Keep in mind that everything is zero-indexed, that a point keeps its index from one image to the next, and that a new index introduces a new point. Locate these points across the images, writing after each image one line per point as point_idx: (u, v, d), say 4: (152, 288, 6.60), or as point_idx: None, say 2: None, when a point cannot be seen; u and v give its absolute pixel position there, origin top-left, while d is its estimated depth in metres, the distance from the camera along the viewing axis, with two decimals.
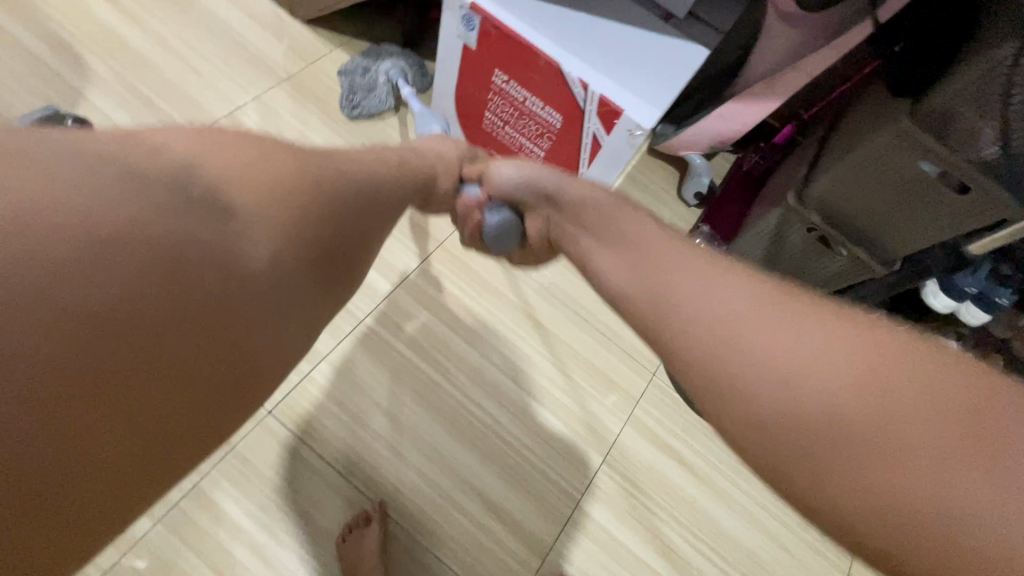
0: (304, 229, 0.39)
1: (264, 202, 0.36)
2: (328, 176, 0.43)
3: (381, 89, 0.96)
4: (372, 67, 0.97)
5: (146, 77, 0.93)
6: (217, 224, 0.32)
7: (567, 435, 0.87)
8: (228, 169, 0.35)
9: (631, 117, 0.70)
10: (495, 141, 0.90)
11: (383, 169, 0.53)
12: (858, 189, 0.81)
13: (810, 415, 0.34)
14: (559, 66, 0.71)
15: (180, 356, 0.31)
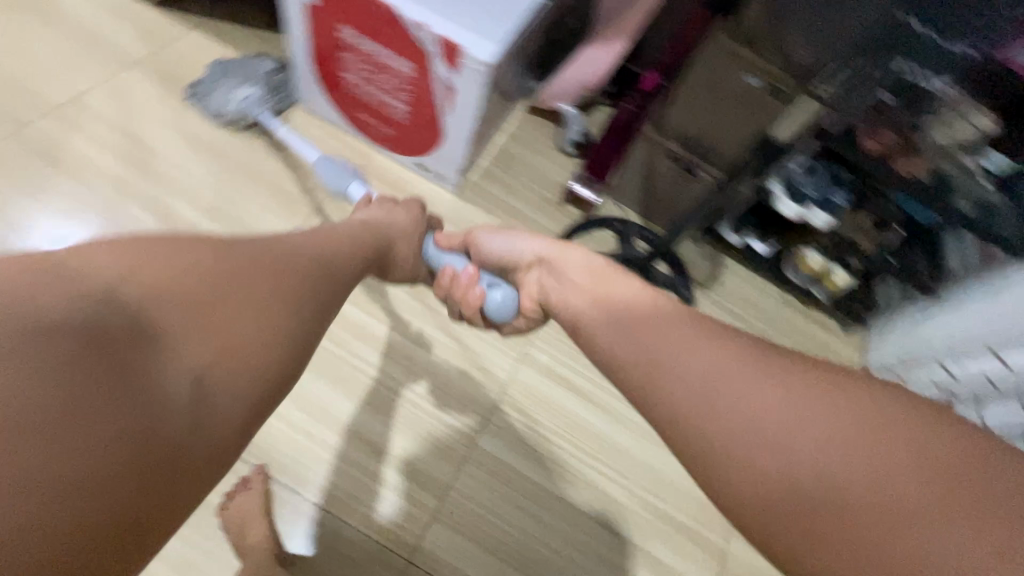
0: (235, 322, 0.44)
1: (194, 310, 0.42)
2: (256, 269, 0.49)
3: (228, 113, 0.92)
4: (224, 86, 0.92)
5: None
6: (150, 347, 0.38)
7: (462, 381, 0.90)
8: (155, 283, 0.41)
9: (471, 54, 0.73)
10: (361, 102, 0.91)
11: (325, 249, 0.59)
12: (703, 113, 0.89)
13: (751, 441, 0.39)
14: (396, 10, 0.73)
15: (119, 419, 0.36)
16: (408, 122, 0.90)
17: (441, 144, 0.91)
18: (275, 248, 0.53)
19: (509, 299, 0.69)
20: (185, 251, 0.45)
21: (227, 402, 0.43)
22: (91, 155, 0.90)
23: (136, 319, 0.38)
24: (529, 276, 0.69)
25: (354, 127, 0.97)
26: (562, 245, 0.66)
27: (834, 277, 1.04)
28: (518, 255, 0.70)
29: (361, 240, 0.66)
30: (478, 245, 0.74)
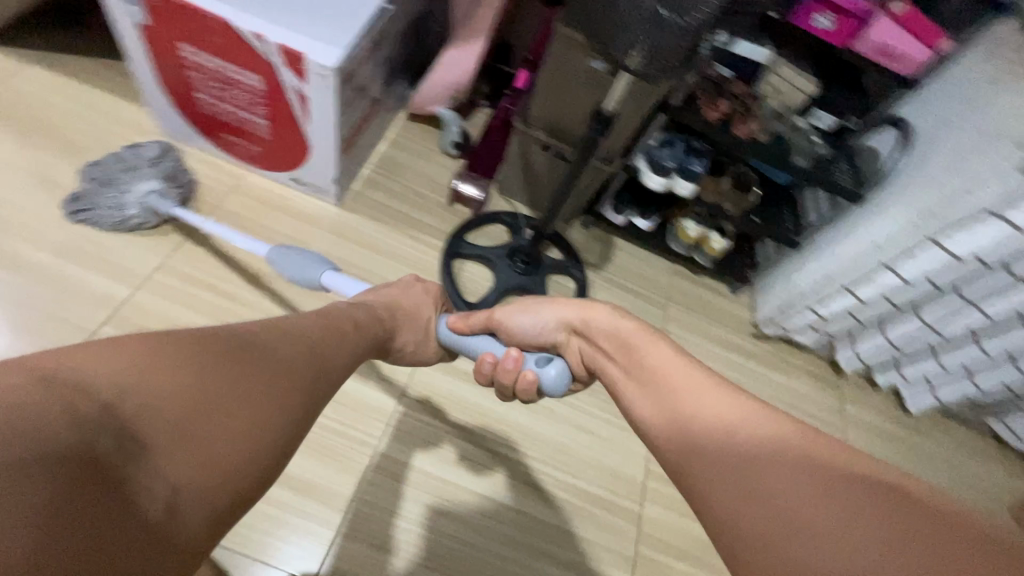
0: (224, 427, 0.40)
1: (183, 415, 0.38)
2: (257, 360, 0.46)
3: (139, 213, 0.85)
4: (124, 189, 0.85)
5: None
6: (142, 456, 0.35)
7: (359, 388, 0.88)
8: (153, 396, 0.37)
9: (313, 60, 0.73)
10: (220, 122, 0.89)
11: (314, 335, 0.55)
12: (559, 99, 0.93)
13: (709, 440, 0.45)
14: (229, 22, 0.72)
15: (106, 530, 0.32)
16: (272, 136, 0.88)
17: (309, 157, 0.90)
18: (254, 348, 0.47)
19: (563, 372, 0.66)
20: (185, 356, 0.41)
21: (201, 515, 0.37)
22: None
23: (127, 432, 0.34)
24: (569, 344, 0.70)
25: (219, 146, 0.94)
26: (584, 307, 0.66)
27: (712, 243, 1.10)
28: (551, 329, 0.70)
29: (359, 323, 0.64)
30: (502, 323, 0.72)
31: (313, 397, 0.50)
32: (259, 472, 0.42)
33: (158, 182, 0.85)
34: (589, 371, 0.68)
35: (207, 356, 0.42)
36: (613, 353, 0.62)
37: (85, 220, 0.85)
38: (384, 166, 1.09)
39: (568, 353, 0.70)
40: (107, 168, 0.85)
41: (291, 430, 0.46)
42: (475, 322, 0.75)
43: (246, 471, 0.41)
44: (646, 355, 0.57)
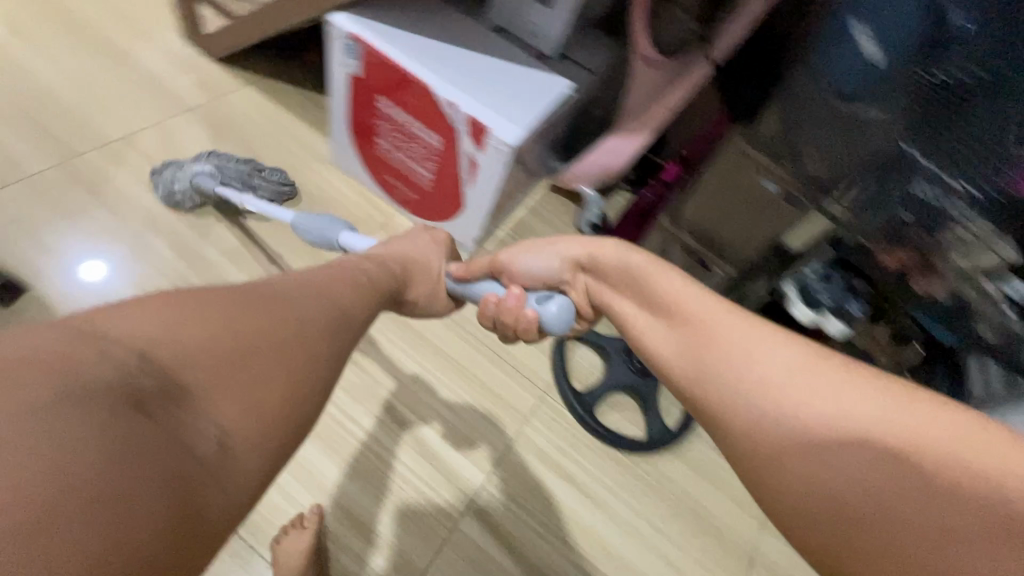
0: (266, 367, 0.41)
1: (217, 362, 0.39)
2: (280, 311, 0.46)
3: (185, 190, 0.91)
4: (184, 167, 0.92)
5: (50, 108, 0.97)
6: (178, 400, 0.35)
7: (451, 453, 0.87)
8: (186, 345, 0.38)
9: (496, 134, 0.76)
10: (389, 167, 0.95)
11: (329, 285, 0.55)
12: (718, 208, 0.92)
13: (768, 442, 0.39)
14: (431, 89, 0.78)
15: (151, 464, 0.32)
16: (431, 189, 0.93)
17: (459, 214, 0.93)
18: (277, 300, 0.47)
19: (564, 303, 0.63)
20: (205, 303, 0.41)
21: (254, 456, 0.39)
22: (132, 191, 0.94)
23: (170, 385, 0.36)
24: (576, 283, 0.67)
25: (379, 185, 1.00)
26: (594, 243, 0.63)
27: None
28: (558, 269, 0.67)
29: (379, 277, 0.64)
30: (507, 267, 0.70)
31: (342, 329, 0.52)
32: (291, 422, 0.42)
33: (211, 166, 0.92)
34: (594, 308, 0.65)
35: (235, 310, 0.42)
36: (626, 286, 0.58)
37: (165, 196, 0.93)
38: (518, 233, 1.12)
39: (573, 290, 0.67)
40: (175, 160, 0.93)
41: (321, 386, 0.46)
42: (477, 266, 0.73)
43: (279, 421, 0.41)
44: (655, 287, 0.54)
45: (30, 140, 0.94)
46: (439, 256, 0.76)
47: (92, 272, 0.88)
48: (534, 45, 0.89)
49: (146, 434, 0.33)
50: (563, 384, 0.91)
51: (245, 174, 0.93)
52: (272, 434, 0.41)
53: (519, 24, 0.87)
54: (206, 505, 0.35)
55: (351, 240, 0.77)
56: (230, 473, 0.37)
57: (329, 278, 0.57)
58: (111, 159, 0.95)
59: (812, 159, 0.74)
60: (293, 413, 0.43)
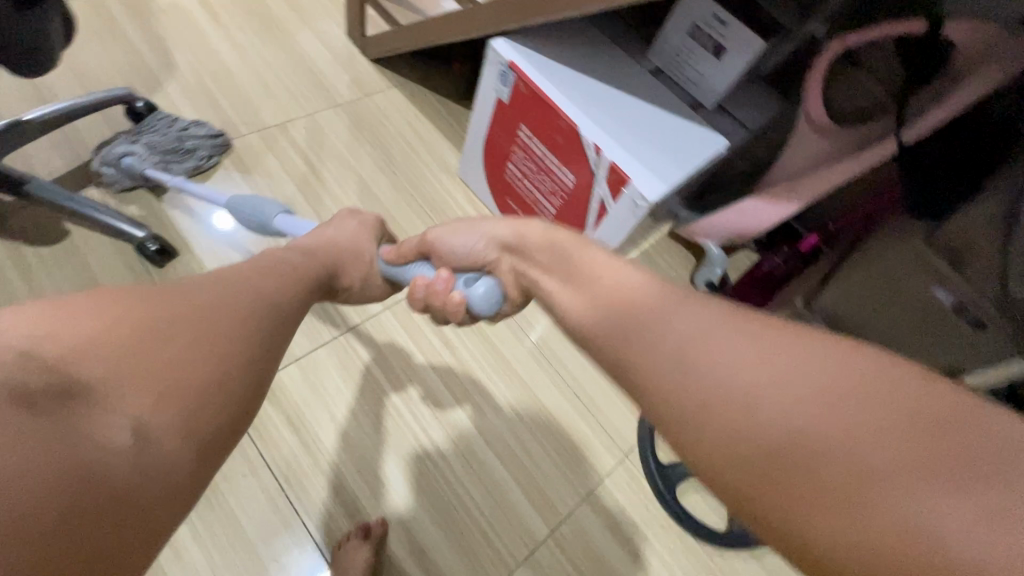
0: (196, 347, 0.36)
1: (128, 349, 0.33)
2: (189, 298, 0.39)
3: (116, 172, 0.85)
4: (109, 148, 0.87)
5: (218, 80, 1.02)
6: (78, 401, 0.29)
7: (519, 498, 0.83)
8: (87, 334, 0.32)
9: (635, 188, 0.72)
10: (513, 193, 0.94)
11: (263, 273, 0.50)
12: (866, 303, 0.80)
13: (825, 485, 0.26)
14: (577, 129, 0.75)
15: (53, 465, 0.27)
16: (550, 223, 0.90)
17: None
18: (179, 288, 0.40)
19: (490, 287, 0.60)
20: (87, 300, 0.34)
21: (184, 445, 0.33)
22: (276, 173, 0.99)
23: (67, 375, 0.29)
24: (501, 265, 0.61)
25: (498, 207, 1.00)
26: (521, 221, 0.58)
27: None
28: (483, 250, 0.62)
29: (311, 273, 0.57)
30: (436, 248, 0.65)
31: (285, 305, 0.48)
32: (244, 409, 0.38)
33: (138, 145, 0.87)
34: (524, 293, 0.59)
35: (146, 294, 0.37)
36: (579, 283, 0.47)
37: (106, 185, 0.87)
38: None
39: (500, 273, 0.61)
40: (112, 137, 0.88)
41: (266, 354, 0.42)
42: (410, 245, 0.68)
43: (230, 392, 0.37)
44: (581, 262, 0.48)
45: (195, 106, 0.99)
46: (368, 242, 0.71)
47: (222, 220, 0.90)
48: (690, 93, 0.83)
49: (45, 421, 0.27)
50: (649, 453, 0.86)
51: (151, 147, 0.88)
52: (224, 421, 0.36)
53: (681, 69, 0.82)
54: (148, 508, 0.30)
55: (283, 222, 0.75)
56: (164, 476, 0.32)
57: (254, 264, 0.51)
58: (264, 139, 1.00)
59: (1016, 279, 0.62)
60: (241, 392, 0.38)
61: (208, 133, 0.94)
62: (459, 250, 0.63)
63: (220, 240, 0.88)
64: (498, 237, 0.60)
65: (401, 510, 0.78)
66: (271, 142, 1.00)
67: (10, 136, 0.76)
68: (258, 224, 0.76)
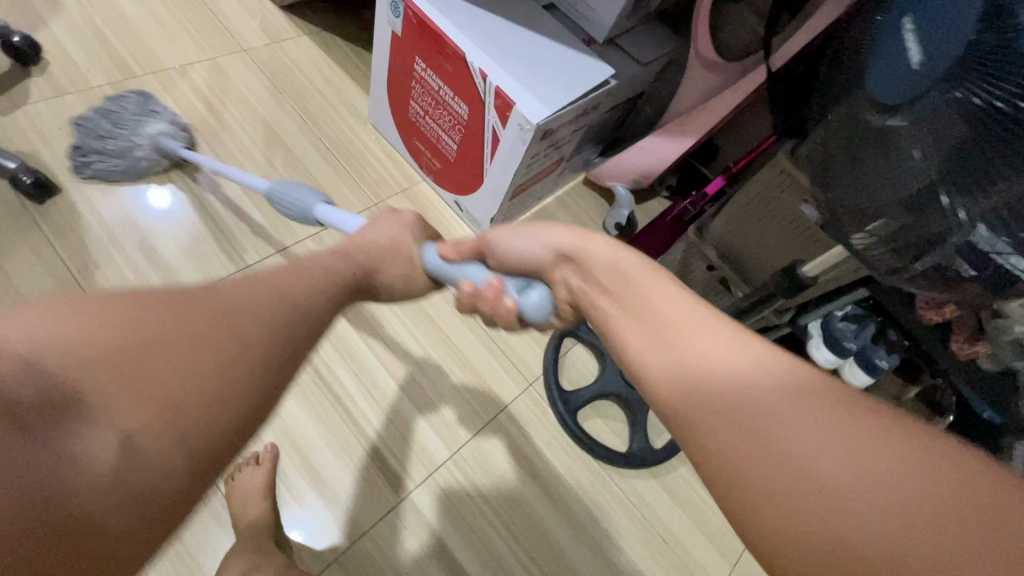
0: (173, 361, 0.34)
1: (132, 377, 0.32)
2: (209, 300, 0.40)
3: (148, 156, 0.84)
4: (133, 130, 0.84)
5: (109, 20, 0.98)
6: (71, 416, 0.29)
7: (420, 424, 0.83)
8: (56, 342, 0.30)
9: (520, 111, 0.74)
10: (419, 133, 0.94)
11: (276, 287, 0.46)
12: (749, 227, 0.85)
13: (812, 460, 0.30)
14: (464, 55, 0.76)
15: (63, 497, 0.28)
16: (454, 161, 0.92)
17: (477, 192, 0.92)
18: (209, 293, 0.40)
19: (542, 296, 0.57)
20: (138, 306, 0.36)
21: (166, 457, 0.33)
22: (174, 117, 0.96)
23: (56, 388, 0.29)
24: (556, 273, 0.56)
25: (408, 151, 1.00)
26: (570, 233, 0.54)
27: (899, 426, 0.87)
28: (540, 255, 0.56)
29: (341, 274, 0.56)
30: (488, 246, 0.60)
31: (287, 323, 0.44)
32: (220, 431, 0.36)
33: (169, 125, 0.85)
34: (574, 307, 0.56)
35: (156, 299, 0.37)
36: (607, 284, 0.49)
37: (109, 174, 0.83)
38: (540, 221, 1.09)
39: (553, 282, 0.57)
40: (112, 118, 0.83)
41: (279, 368, 0.42)
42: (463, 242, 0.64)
43: (226, 406, 0.36)
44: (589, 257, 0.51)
45: (82, 45, 0.94)
46: (413, 239, 0.66)
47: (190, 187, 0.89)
48: (581, 28, 0.86)
49: (25, 431, 0.27)
50: (552, 379, 0.88)
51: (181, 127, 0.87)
52: (211, 440, 0.35)
53: (571, 3, 0.84)
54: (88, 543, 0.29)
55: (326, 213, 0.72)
56: (143, 469, 0.32)
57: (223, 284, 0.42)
58: (160, 83, 0.97)
59: (872, 216, 0.50)
60: (221, 418, 0.36)
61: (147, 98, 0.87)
62: (517, 256, 0.58)
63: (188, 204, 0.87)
64: (552, 242, 0.55)
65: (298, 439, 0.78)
66: (169, 87, 0.97)
67: None
68: (297, 214, 0.74)
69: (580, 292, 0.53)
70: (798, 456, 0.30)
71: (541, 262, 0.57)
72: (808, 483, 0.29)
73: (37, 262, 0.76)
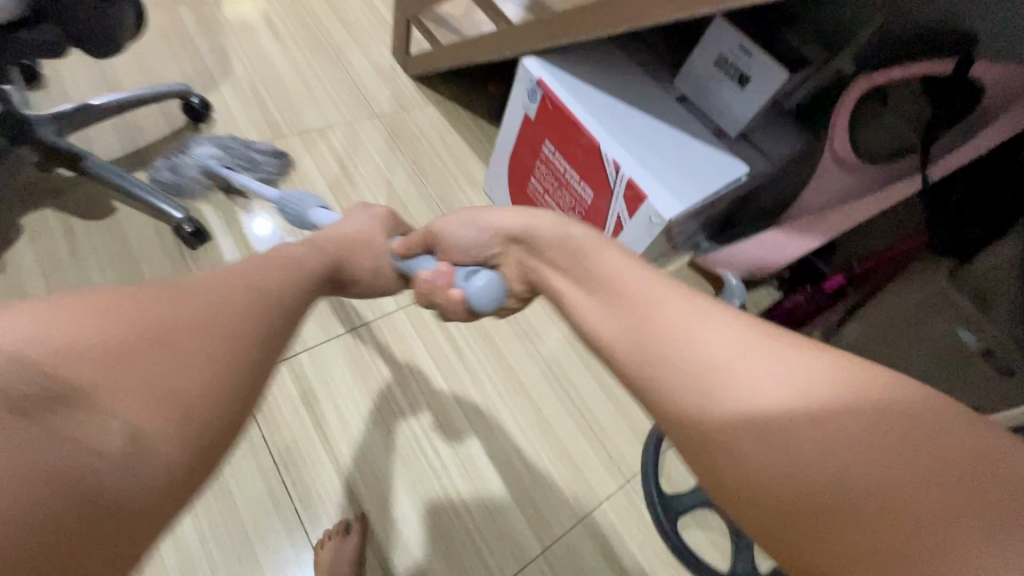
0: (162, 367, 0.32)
1: (129, 367, 0.31)
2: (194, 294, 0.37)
3: (190, 174, 0.92)
4: (186, 154, 0.92)
5: (268, 85, 1.09)
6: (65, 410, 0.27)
7: (511, 508, 0.81)
8: (75, 338, 0.29)
9: (652, 205, 0.73)
10: (535, 209, 0.96)
11: (266, 273, 0.45)
12: (891, 343, 0.76)
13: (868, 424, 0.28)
14: (600, 145, 0.77)
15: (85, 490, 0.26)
16: None
17: None
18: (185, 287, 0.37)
19: (491, 283, 0.55)
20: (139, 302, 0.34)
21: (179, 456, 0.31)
22: (310, 173, 1.03)
23: (54, 384, 0.27)
24: (508, 256, 0.56)
25: None
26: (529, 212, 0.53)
27: None
28: (489, 241, 0.57)
29: (318, 271, 0.51)
30: (439, 237, 0.60)
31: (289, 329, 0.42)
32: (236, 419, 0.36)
33: (215, 148, 0.93)
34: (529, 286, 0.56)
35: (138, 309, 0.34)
36: (561, 258, 0.48)
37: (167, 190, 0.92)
38: None
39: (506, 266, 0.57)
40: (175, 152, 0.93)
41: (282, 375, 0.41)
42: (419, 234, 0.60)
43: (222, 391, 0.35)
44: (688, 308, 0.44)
45: (244, 107, 1.05)
46: (381, 232, 0.62)
47: (266, 225, 0.93)
48: (714, 121, 0.85)
49: (25, 429, 0.25)
50: (649, 479, 0.84)
51: (228, 153, 0.94)
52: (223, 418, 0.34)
53: (704, 98, 0.84)
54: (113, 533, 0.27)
55: (321, 215, 0.73)
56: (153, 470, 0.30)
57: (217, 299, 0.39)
58: (303, 142, 1.05)
59: None
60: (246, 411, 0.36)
61: (269, 151, 0.98)
62: (479, 242, 0.57)
63: (263, 243, 0.91)
64: (507, 230, 0.55)
65: (392, 508, 0.78)
66: (310, 145, 1.05)
67: (77, 119, 0.83)
68: (296, 219, 0.75)
69: (533, 271, 0.53)
70: (808, 437, 0.27)
71: (502, 246, 0.56)
72: (802, 467, 0.27)
73: None
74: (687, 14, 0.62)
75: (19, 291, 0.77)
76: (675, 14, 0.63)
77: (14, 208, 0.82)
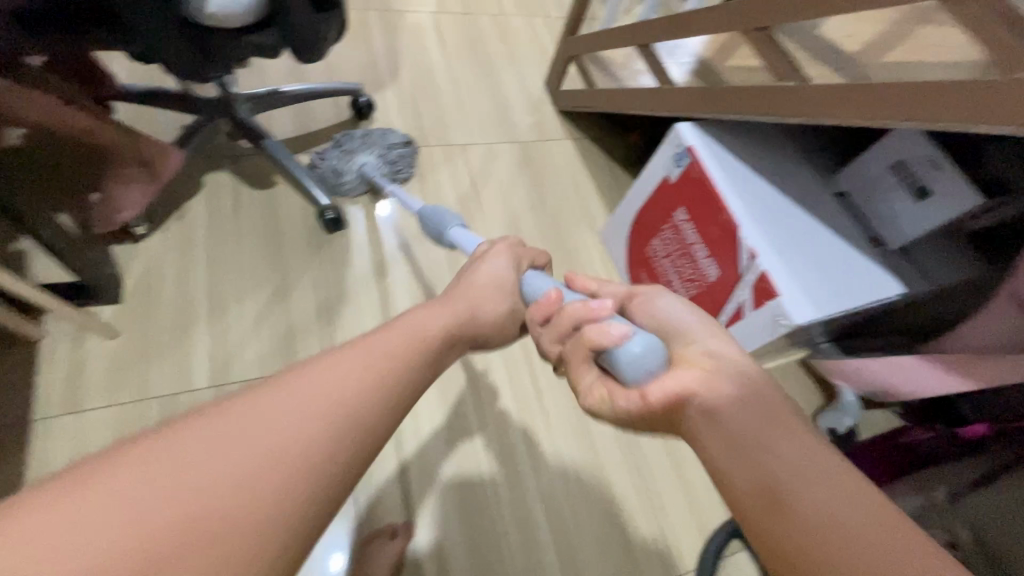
0: (282, 427, 0.31)
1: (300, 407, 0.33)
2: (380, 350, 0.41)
3: (353, 179, 0.97)
4: (347, 159, 0.98)
5: (427, 94, 1.17)
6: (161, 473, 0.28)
7: (553, 564, 0.79)
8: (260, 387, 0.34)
9: (782, 304, 0.68)
10: (649, 269, 0.93)
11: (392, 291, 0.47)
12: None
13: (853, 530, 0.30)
14: (738, 227, 0.73)
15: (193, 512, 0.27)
16: None
17: None
18: None
19: (650, 348, 0.41)
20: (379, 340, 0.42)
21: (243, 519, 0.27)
22: (443, 182, 1.08)
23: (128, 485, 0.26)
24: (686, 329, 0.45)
25: (629, 278, 0.99)
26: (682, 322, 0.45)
27: None
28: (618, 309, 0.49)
29: None
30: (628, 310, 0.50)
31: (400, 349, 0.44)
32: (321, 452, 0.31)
33: (374, 158, 0.98)
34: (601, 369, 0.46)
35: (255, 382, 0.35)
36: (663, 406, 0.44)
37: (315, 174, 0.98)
38: None
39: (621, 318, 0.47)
40: (335, 151, 0.99)
41: None
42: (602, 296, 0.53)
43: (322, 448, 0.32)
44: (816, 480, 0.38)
45: (402, 112, 1.14)
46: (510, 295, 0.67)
47: (387, 209, 1.00)
48: (873, 227, 0.79)
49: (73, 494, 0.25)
50: None
51: (383, 162, 1.00)
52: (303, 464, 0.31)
53: (869, 200, 0.78)
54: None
55: (461, 235, 0.71)
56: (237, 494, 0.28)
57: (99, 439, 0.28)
58: (445, 152, 1.11)
59: None
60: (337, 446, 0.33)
61: (402, 142, 1.04)
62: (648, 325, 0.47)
63: (383, 228, 0.98)
64: None
65: (441, 529, 0.78)
66: (449, 157, 1.11)
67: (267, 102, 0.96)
68: (436, 234, 0.74)
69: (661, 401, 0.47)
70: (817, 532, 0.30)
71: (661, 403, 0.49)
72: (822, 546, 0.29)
73: (310, 278, 0.90)
74: (869, 123, 0.59)
75: (188, 239, 0.89)
76: (852, 119, 0.61)
77: (200, 170, 0.95)
